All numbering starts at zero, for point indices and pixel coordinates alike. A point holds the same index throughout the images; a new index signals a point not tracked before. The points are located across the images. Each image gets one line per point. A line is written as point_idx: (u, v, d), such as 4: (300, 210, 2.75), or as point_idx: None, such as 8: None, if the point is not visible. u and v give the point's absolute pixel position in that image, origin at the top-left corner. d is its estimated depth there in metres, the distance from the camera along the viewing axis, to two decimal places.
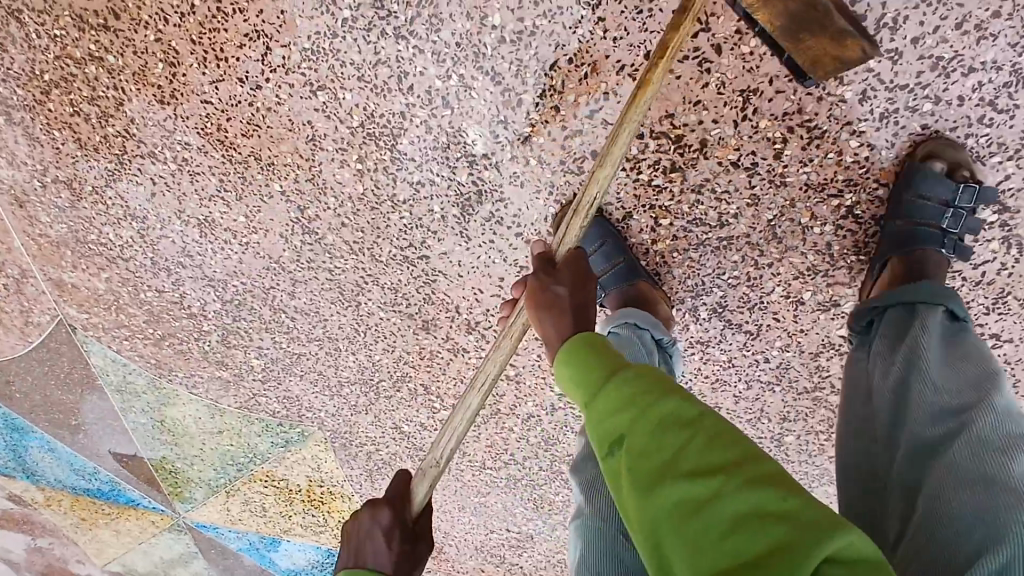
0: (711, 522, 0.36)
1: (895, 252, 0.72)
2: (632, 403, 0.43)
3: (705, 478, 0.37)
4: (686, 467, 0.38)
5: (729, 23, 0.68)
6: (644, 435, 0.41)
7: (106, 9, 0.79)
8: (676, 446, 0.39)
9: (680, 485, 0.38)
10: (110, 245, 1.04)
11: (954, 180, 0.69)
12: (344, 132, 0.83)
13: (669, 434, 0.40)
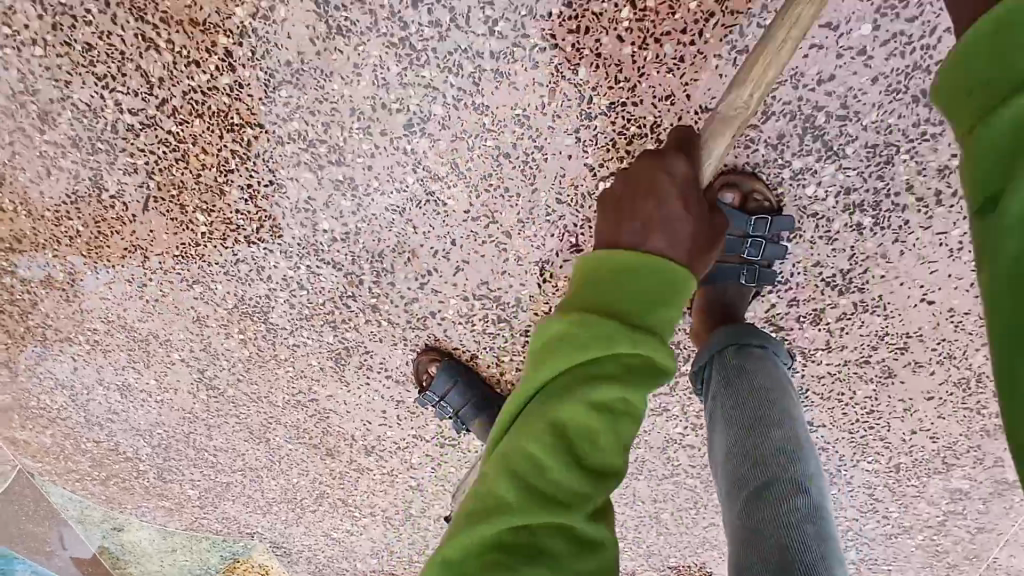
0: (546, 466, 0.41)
1: (710, 283, 0.78)
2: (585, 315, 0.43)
3: (605, 425, 0.42)
4: (598, 370, 0.42)
5: (512, 215, 0.81)
6: (583, 331, 0.42)
7: (8, 235, 0.92)
8: (611, 361, 0.42)
9: (540, 438, 0.42)
10: (47, 408, 1.17)
11: (746, 213, 0.74)
12: (224, 312, 0.97)
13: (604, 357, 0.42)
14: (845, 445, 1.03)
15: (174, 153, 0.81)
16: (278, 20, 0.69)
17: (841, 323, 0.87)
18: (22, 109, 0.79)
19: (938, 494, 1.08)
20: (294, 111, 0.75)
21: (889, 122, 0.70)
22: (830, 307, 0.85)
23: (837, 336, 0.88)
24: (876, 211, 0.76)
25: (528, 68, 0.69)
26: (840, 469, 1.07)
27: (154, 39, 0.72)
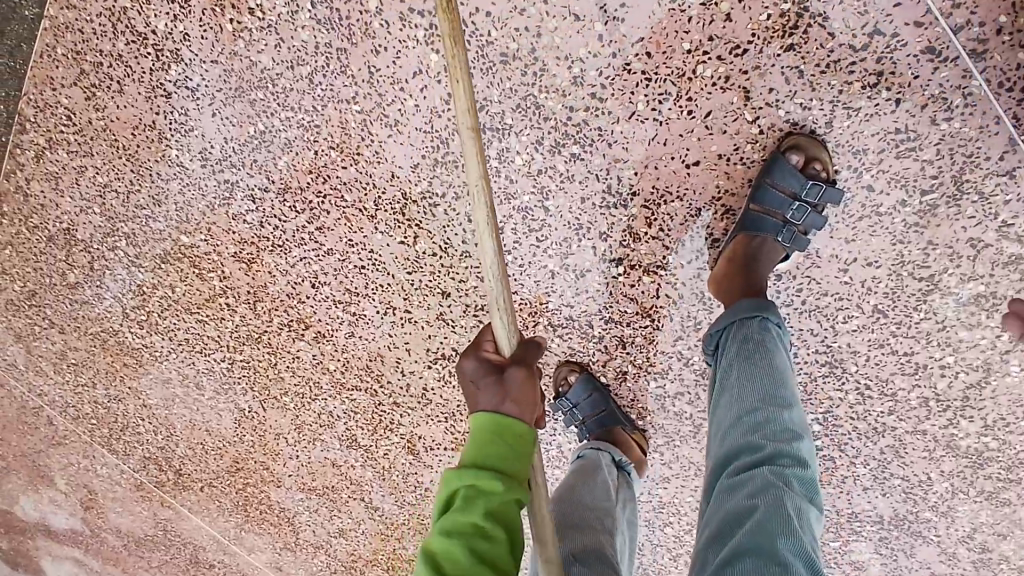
0: (482, 543, 0.56)
1: (748, 230, 0.82)
2: (501, 457, 0.60)
3: (499, 515, 0.58)
4: (490, 503, 0.58)
5: (399, 298, 1.11)
6: (495, 481, 0.58)
7: (232, 461, 1.53)
8: (494, 506, 0.58)
9: (485, 524, 0.57)
10: (324, 567, 1.70)
11: (802, 174, 0.77)
12: (340, 451, 1.40)
13: (501, 468, 0.59)
14: (806, 321, 0.90)
15: (251, 370, 1.33)
16: (228, 276, 1.19)
17: (657, 224, 0.89)
18: (191, 386, 1.41)
19: (975, 316, 0.86)
20: (270, 313, 1.22)
21: (509, 86, 0.84)
22: (635, 220, 0.90)
23: (668, 236, 0.90)
24: (573, 138, 0.86)
25: (327, 215, 1.05)
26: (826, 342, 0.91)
27: (204, 319, 1.28)
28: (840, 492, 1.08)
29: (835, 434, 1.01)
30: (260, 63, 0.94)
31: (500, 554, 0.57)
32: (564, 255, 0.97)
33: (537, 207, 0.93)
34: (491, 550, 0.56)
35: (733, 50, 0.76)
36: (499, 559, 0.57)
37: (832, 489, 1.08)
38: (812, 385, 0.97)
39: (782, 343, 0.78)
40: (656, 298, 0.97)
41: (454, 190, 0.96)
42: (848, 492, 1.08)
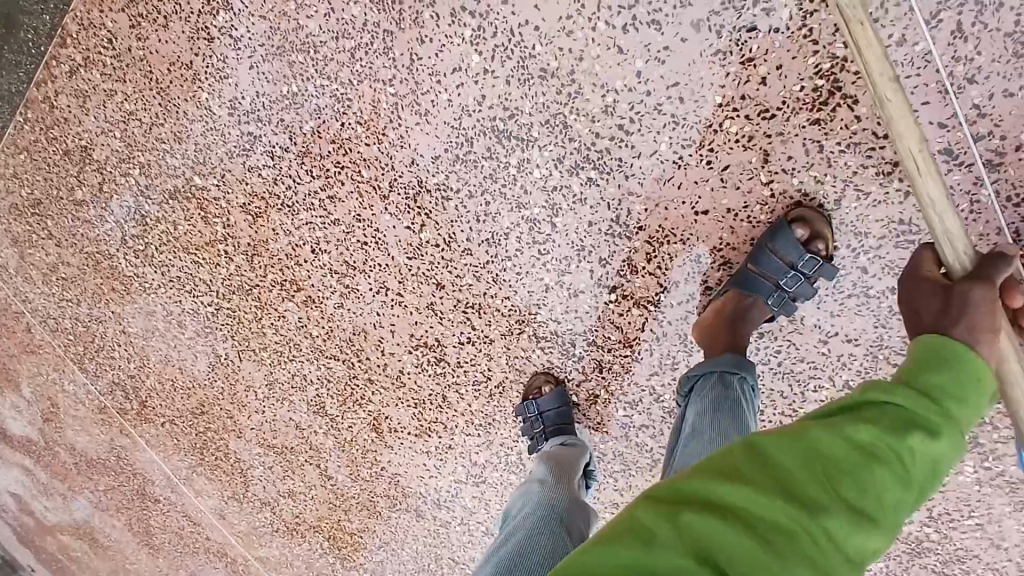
0: (750, 505, 0.45)
1: (741, 287, 0.84)
2: (803, 437, 0.49)
3: (855, 455, 0.47)
4: (854, 439, 0.48)
5: (394, 280, 1.13)
6: (787, 449, 0.48)
7: (199, 403, 1.55)
8: (877, 447, 0.48)
9: (734, 490, 0.45)
10: (267, 523, 1.71)
11: (804, 248, 0.80)
12: (306, 415, 1.42)
13: (874, 420, 0.50)
14: (777, 383, 0.93)
15: (235, 319, 1.34)
16: (232, 224, 1.21)
17: (655, 261, 0.92)
18: (173, 323, 1.43)
19: None
20: (266, 269, 1.24)
21: (542, 101, 0.87)
22: (636, 253, 0.92)
23: (664, 275, 0.93)
24: (592, 163, 0.88)
25: (341, 186, 1.07)
26: (793, 407, 0.93)
27: (200, 261, 1.29)
28: None
29: None
30: (306, 28, 0.95)
31: (791, 515, 0.44)
32: (561, 272, 0.99)
33: (545, 221, 0.95)
34: (770, 513, 0.44)
35: (762, 114, 0.78)
36: (831, 510, 0.45)
37: None
38: None
39: (751, 410, 0.80)
40: (641, 331, 0.99)
41: (468, 188, 0.98)
42: None
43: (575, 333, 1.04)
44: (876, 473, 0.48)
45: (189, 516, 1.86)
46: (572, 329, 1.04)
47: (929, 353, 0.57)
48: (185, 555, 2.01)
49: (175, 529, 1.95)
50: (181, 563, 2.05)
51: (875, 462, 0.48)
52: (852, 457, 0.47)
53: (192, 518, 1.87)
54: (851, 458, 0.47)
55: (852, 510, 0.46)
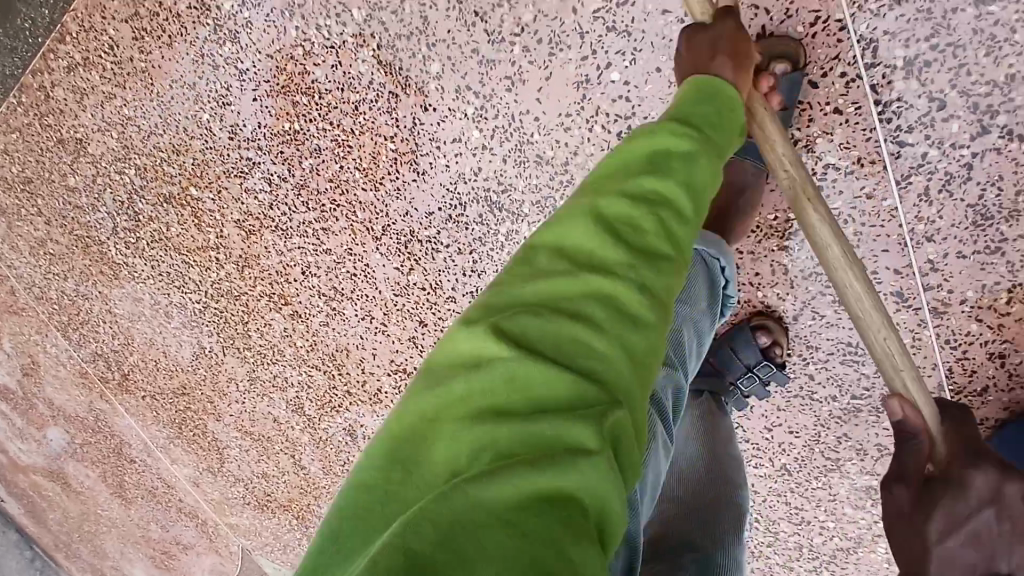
0: (567, 327, 0.41)
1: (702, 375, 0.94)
2: (577, 220, 0.47)
3: (647, 207, 0.48)
4: (629, 195, 0.48)
5: (379, 310, 1.18)
6: (581, 237, 0.46)
7: (180, 385, 1.60)
8: (659, 192, 0.49)
9: (537, 320, 0.41)
10: (239, 496, 1.80)
11: (762, 352, 0.88)
12: (284, 411, 1.48)
13: (640, 167, 0.50)
14: None
15: (221, 319, 1.38)
16: (225, 236, 1.24)
17: None
18: (160, 312, 1.46)
19: (863, 501, 0.97)
20: (255, 280, 1.27)
21: (536, 183, 0.90)
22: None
23: None
24: None
25: (335, 222, 1.10)
26: None
27: (191, 262, 1.32)
28: None
29: None
30: (312, 74, 0.96)
31: (615, 347, 0.41)
32: None
33: None
34: (593, 342, 0.41)
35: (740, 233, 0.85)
36: (639, 269, 0.44)
37: None
38: None
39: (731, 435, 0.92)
40: None
41: (457, 245, 1.02)
42: None
43: None
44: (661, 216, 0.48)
45: (164, 479, 1.94)
46: None
47: (686, 94, 0.57)
48: (157, 511, 2.10)
49: (148, 488, 2.03)
50: (152, 516, 2.14)
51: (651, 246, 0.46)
52: (621, 226, 0.46)
53: (166, 481, 1.94)
54: (625, 223, 0.46)
55: (649, 254, 0.46)
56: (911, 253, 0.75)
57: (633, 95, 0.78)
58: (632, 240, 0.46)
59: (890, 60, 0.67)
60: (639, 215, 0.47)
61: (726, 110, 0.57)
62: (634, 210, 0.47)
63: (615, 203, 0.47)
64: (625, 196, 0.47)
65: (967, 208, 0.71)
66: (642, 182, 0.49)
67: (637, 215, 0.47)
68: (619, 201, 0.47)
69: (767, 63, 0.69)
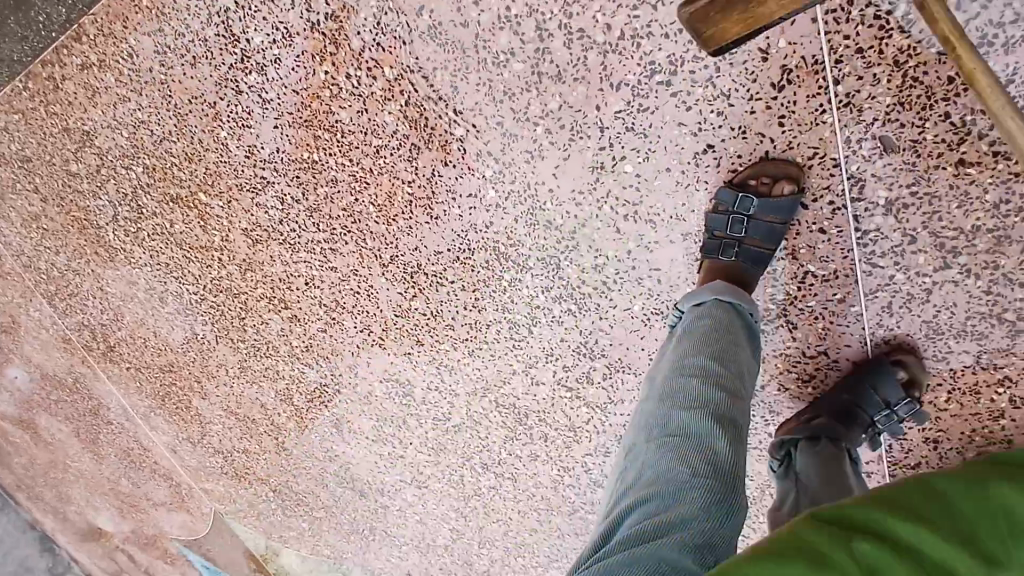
0: (857, 536, 0.45)
1: None
2: (850, 510, 0.49)
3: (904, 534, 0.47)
4: (870, 551, 0.44)
5: (377, 326, 1.24)
6: (862, 515, 0.48)
7: (168, 363, 1.64)
8: (923, 486, 0.52)
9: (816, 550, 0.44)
10: (217, 466, 1.87)
11: None
12: (272, 399, 1.54)
13: (918, 549, 0.45)
14: None
15: (218, 311, 1.43)
16: (231, 240, 1.27)
17: (609, 379, 1.09)
18: (154, 297, 1.50)
19: None
20: (256, 283, 1.32)
21: (543, 243, 0.98)
22: (597, 369, 1.09)
23: (614, 390, 1.11)
24: (574, 300, 1.02)
25: (343, 244, 1.15)
26: None
27: (192, 258, 1.36)
28: None
29: None
30: (336, 115, 1.00)
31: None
32: (529, 366, 1.14)
33: (524, 327, 1.09)
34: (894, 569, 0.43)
35: None
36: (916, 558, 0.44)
37: None
38: None
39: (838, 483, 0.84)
40: (585, 421, 1.17)
41: (460, 283, 1.09)
42: None
43: (529, 409, 1.21)
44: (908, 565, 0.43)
45: (141, 442, 2.00)
46: (528, 406, 1.20)
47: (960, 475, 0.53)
48: (130, 468, 2.15)
49: (124, 447, 2.08)
50: (125, 473, 2.20)
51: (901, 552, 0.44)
52: (887, 547, 0.44)
53: (143, 444, 2.00)
54: (889, 547, 0.44)
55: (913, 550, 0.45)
56: (872, 352, 0.86)
57: (643, 186, 0.86)
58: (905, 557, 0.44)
59: (874, 199, 0.76)
60: (907, 557, 0.44)
61: (1016, 476, 0.54)
62: (903, 551, 0.44)
63: (881, 549, 0.44)
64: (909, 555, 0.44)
65: (923, 323, 0.82)
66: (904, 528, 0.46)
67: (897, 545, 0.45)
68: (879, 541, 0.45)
69: (777, 178, 0.77)
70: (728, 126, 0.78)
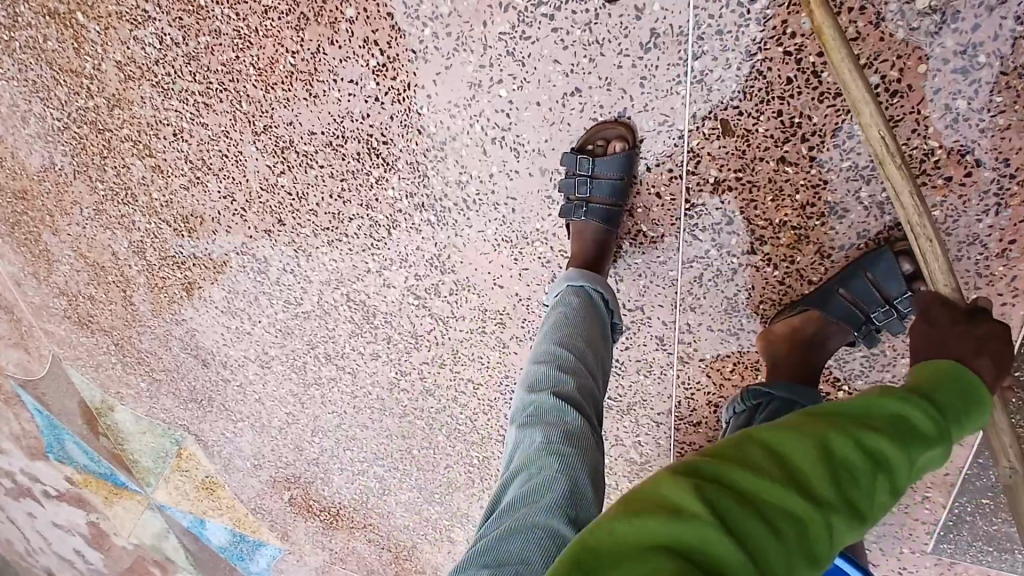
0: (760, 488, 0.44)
1: None
2: (819, 441, 0.48)
3: (872, 454, 0.49)
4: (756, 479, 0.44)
5: (242, 195, 1.22)
6: (805, 455, 0.47)
7: (21, 189, 1.53)
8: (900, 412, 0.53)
9: (717, 488, 0.43)
10: (58, 310, 1.78)
11: None
12: (123, 251, 1.47)
13: (804, 452, 0.47)
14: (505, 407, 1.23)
15: (78, 145, 1.34)
16: (103, 70, 1.19)
17: (455, 296, 1.13)
18: (12, 114, 1.38)
19: None
20: (124, 123, 1.25)
21: (412, 147, 0.99)
22: (444, 283, 1.12)
23: (457, 308, 1.14)
24: (434, 210, 1.04)
25: (220, 102, 1.12)
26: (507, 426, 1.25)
27: (58, 80, 1.26)
28: (467, 499, 1.46)
29: (482, 471, 1.38)
30: None
31: (806, 508, 0.44)
32: (383, 267, 1.17)
33: (383, 226, 1.11)
34: (790, 504, 0.43)
35: (563, 253, 0.99)
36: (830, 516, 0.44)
37: (462, 496, 1.46)
38: (486, 440, 1.31)
39: None
40: (426, 332, 1.21)
41: (329, 169, 1.09)
42: (471, 502, 1.46)
43: (378, 309, 1.23)
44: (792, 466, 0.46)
45: None
46: (377, 306, 1.23)
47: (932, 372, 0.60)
48: None
49: None
50: None
51: (804, 495, 0.44)
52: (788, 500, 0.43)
53: None
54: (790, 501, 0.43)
55: (832, 502, 0.45)
56: (679, 317, 0.95)
57: (512, 113, 0.89)
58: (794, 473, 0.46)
59: (706, 176, 0.82)
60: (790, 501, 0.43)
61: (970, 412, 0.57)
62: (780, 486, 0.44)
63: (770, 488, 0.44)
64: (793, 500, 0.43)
65: (725, 300, 0.90)
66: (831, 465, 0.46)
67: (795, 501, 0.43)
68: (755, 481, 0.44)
69: (609, 139, 0.84)
70: (597, 76, 0.82)
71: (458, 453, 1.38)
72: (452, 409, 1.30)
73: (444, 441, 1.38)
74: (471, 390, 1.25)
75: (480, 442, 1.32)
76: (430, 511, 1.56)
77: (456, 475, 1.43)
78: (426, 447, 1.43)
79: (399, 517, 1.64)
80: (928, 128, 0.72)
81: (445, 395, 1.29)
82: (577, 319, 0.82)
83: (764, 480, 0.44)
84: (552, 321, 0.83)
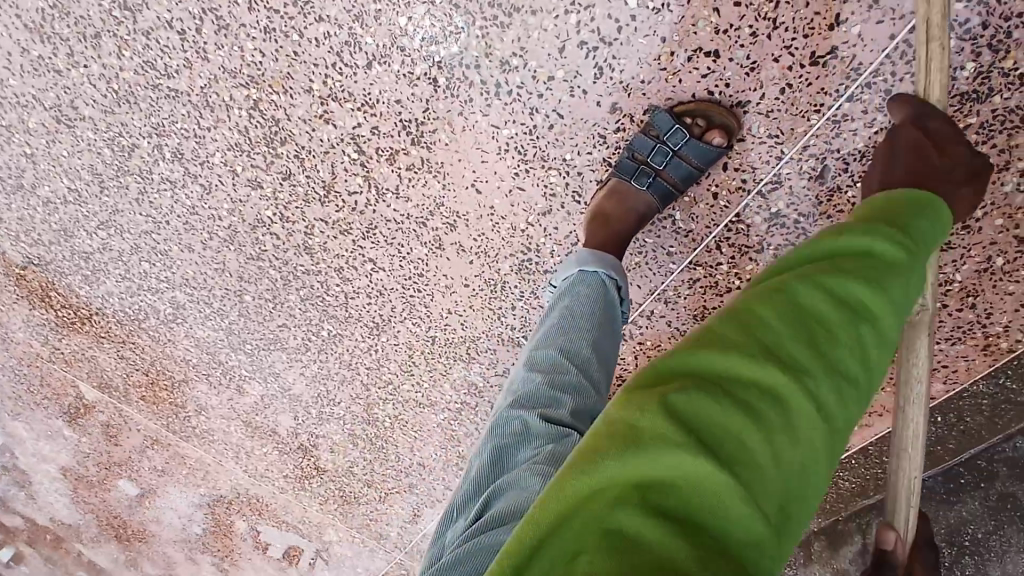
0: (774, 340, 0.40)
1: None
2: (791, 299, 0.42)
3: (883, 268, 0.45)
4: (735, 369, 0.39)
5: None
6: (776, 312, 0.41)
7: None
8: (867, 249, 0.46)
9: (716, 415, 0.37)
10: None
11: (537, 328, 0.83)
12: None
13: (818, 301, 0.42)
14: (398, 299, 1.09)
15: None
16: None
17: (410, 173, 0.93)
18: None
19: (457, 386, 1.17)
20: None
21: None
22: (404, 152, 0.91)
23: (403, 186, 0.95)
24: (449, 74, 0.82)
25: None
26: (387, 317, 1.12)
27: None
28: (287, 360, 1.30)
29: (327, 344, 1.23)
30: None
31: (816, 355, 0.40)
32: (332, 97, 0.90)
33: (365, 54, 0.84)
34: (776, 335, 0.40)
35: (573, 196, 0.86)
36: (814, 378, 0.39)
37: (282, 355, 1.30)
38: (351, 319, 1.16)
39: None
40: (346, 191, 0.99)
41: None
42: (290, 364, 1.31)
43: (294, 138, 0.96)
44: (789, 305, 0.42)
45: None
46: (295, 134, 0.95)
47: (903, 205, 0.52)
48: None
49: None
50: None
51: (802, 336, 0.41)
52: (775, 341, 0.40)
53: None
54: (750, 346, 0.39)
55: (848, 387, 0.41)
56: (647, 302, 0.93)
57: (625, 31, 0.73)
58: (758, 328, 0.41)
59: (770, 204, 0.78)
60: (795, 317, 0.41)
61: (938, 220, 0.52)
62: (784, 318, 0.41)
63: (737, 322, 0.41)
64: (787, 335, 0.40)
65: (699, 308, 0.90)
66: (808, 322, 0.41)
67: (790, 317, 0.41)
68: (747, 317, 0.41)
69: (711, 126, 0.73)
70: (745, 53, 0.70)
71: (305, 317, 1.20)
72: (327, 277, 1.11)
73: (294, 302, 1.18)
74: (365, 269, 1.07)
75: (342, 319, 1.17)
76: (230, 355, 1.36)
77: (287, 336, 1.26)
78: (266, 299, 1.21)
79: (182, 348, 1.39)
80: (965, 264, 0.77)
81: (327, 261, 1.09)
82: (584, 320, 0.71)
83: (764, 322, 0.41)
84: (553, 323, 0.73)
